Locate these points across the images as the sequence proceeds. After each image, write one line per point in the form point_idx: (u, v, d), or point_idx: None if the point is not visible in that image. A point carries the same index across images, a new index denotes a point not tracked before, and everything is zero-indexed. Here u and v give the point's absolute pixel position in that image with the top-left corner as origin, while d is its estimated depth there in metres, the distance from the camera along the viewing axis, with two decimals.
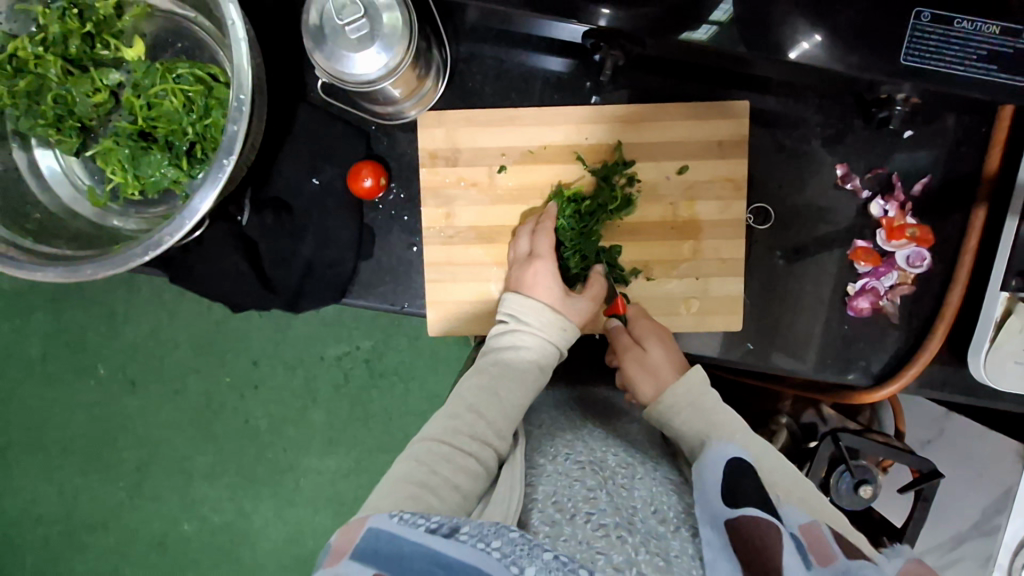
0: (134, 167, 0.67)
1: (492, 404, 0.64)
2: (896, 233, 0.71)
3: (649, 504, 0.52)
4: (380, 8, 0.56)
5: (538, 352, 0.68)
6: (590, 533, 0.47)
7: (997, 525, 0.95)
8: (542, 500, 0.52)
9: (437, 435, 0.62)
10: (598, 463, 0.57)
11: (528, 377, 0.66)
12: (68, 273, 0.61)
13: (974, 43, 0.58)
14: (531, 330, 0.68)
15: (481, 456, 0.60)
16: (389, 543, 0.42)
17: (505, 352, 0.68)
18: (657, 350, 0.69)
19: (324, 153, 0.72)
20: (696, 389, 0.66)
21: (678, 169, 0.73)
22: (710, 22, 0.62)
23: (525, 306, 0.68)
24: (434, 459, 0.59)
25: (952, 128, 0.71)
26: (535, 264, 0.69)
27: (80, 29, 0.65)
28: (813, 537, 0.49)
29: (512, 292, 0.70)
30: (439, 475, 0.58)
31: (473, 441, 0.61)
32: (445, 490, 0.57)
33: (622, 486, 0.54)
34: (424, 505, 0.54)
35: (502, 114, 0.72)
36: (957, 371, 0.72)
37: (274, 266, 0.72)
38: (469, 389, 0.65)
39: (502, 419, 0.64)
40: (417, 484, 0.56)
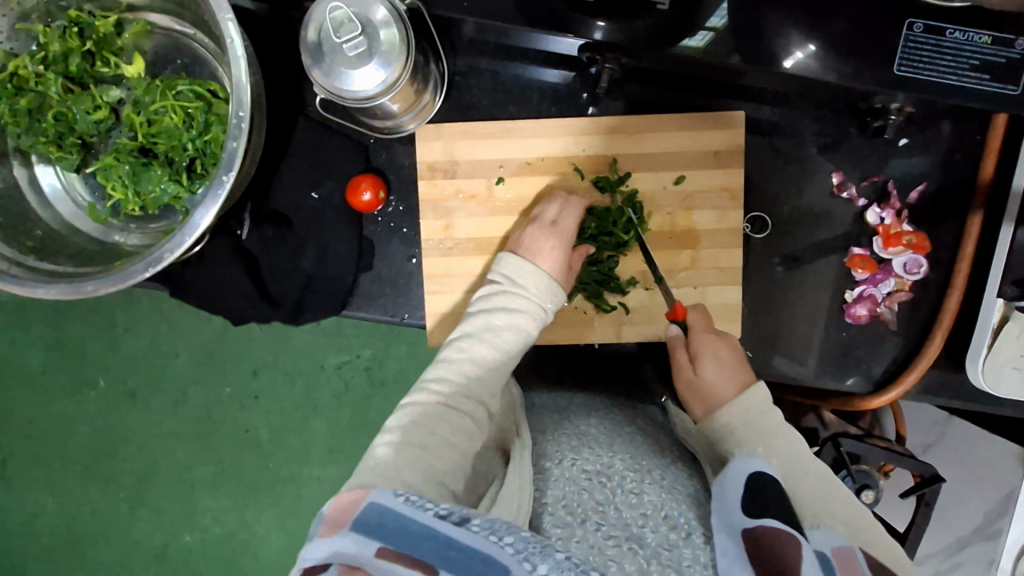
0: (134, 184, 0.67)
1: (487, 364, 0.64)
2: (893, 241, 0.71)
3: (659, 510, 0.52)
4: (377, 26, 0.56)
5: (531, 316, 0.67)
6: (602, 540, 0.49)
7: (1000, 529, 0.97)
8: (553, 505, 0.53)
9: (434, 395, 0.62)
10: (607, 470, 0.55)
11: (518, 342, 0.66)
12: (68, 291, 0.61)
13: (966, 53, 0.58)
14: (525, 293, 0.67)
15: (477, 417, 0.62)
16: (394, 521, 0.43)
17: (497, 311, 0.67)
18: (709, 368, 0.67)
19: (323, 167, 0.72)
20: (757, 410, 0.64)
21: (674, 179, 0.73)
22: (706, 29, 0.61)
23: (520, 269, 0.68)
24: (433, 420, 0.60)
25: (947, 135, 0.71)
26: (546, 229, 0.69)
27: (80, 48, 0.66)
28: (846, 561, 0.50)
29: (515, 257, 0.69)
30: (438, 436, 0.59)
31: (471, 402, 0.62)
32: (445, 450, 0.58)
33: (631, 492, 0.53)
34: (423, 466, 0.56)
35: (499, 126, 0.73)
36: (957, 377, 0.72)
37: (276, 280, 0.72)
38: (462, 353, 0.65)
39: (495, 379, 0.65)
40: (417, 447, 0.57)
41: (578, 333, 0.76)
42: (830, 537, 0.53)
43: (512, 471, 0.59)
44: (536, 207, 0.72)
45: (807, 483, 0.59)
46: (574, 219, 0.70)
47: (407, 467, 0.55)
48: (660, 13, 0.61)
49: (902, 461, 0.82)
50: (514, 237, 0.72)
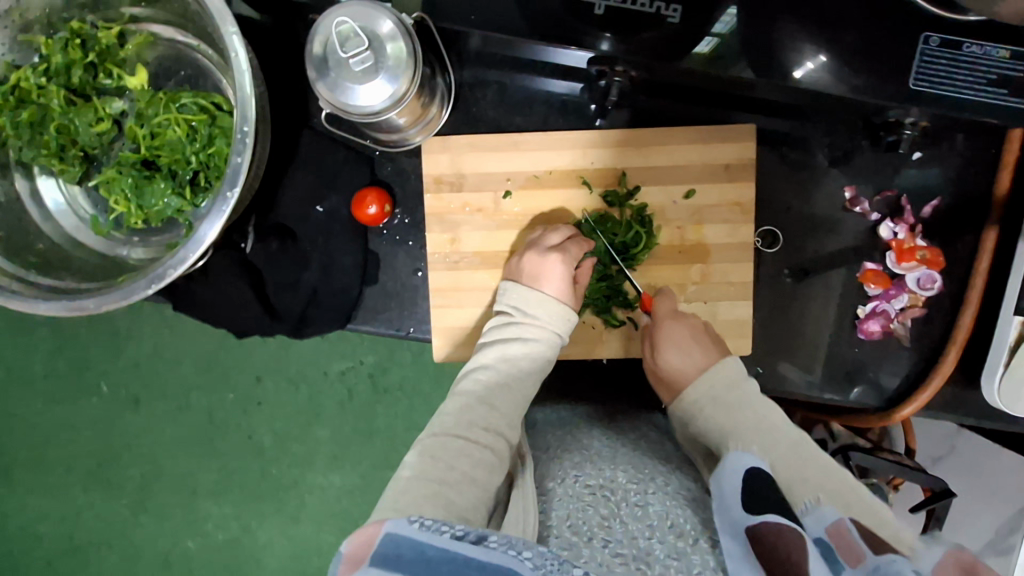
0: (137, 197, 0.67)
1: (501, 393, 0.65)
2: (906, 255, 0.71)
3: (665, 519, 0.50)
4: (383, 40, 0.55)
5: (546, 345, 0.68)
6: (609, 557, 0.47)
7: (1011, 544, 0.95)
8: (558, 527, 0.51)
9: (451, 430, 0.61)
10: (610, 484, 0.54)
11: (532, 370, 0.67)
12: (68, 307, 0.60)
13: (983, 67, 0.57)
14: (538, 322, 0.68)
15: (497, 448, 0.60)
16: (411, 550, 0.41)
17: (511, 344, 0.67)
18: (671, 355, 0.69)
19: (328, 180, 0.71)
20: (722, 384, 0.66)
21: (684, 193, 0.72)
22: (712, 35, 0.60)
23: (531, 299, 0.68)
24: (451, 454, 0.58)
25: (961, 148, 0.70)
26: (550, 256, 0.68)
27: (82, 60, 0.65)
28: (840, 537, 0.49)
29: (522, 286, 0.69)
30: (457, 470, 0.56)
31: (489, 433, 0.61)
32: (465, 484, 0.56)
33: (637, 504, 0.51)
34: (444, 501, 0.53)
35: (506, 139, 0.72)
36: (971, 394, 0.71)
37: (279, 293, 0.71)
38: (476, 384, 0.65)
39: (513, 409, 0.65)
40: (435, 482, 0.55)
41: (586, 349, 0.75)
42: (821, 519, 0.53)
43: (516, 494, 0.59)
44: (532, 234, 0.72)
45: (781, 449, 0.62)
46: (580, 248, 0.70)
47: (427, 502, 0.53)
48: (669, 26, 0.60)
49: (915, 476, 0.80)
50: (511, 264, 0.71)
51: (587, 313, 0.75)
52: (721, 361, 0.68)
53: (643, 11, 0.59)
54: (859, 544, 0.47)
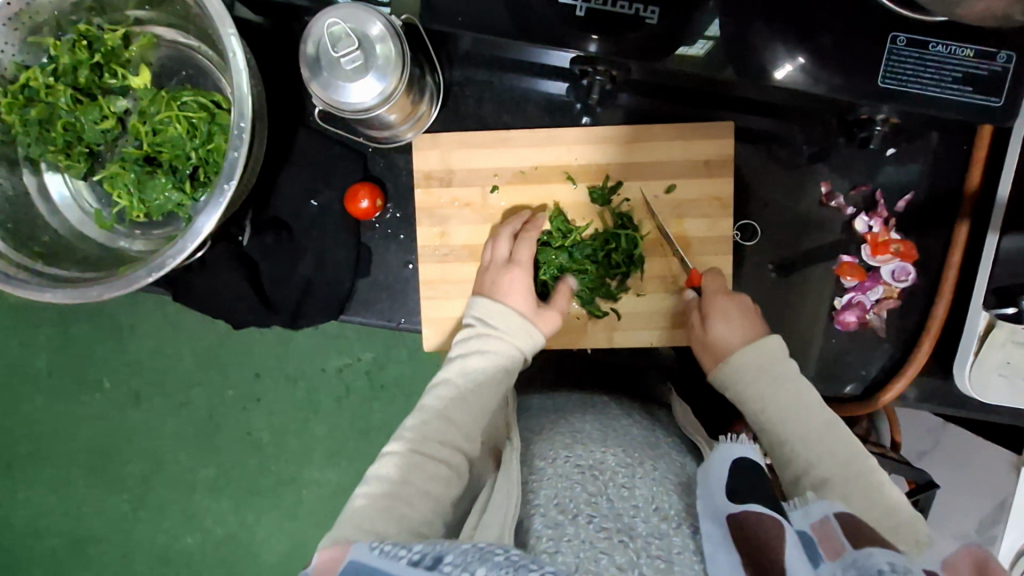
0: (139, 191, 0.70)
1: (458, 406, 0.66)
2: (881, 249, 0.73)
3: (650, 502, 0.53)
4: (373, 40, 0.58)
5: (505, 356, 0.69)
6: (594, 533, 0.48)
7: (994, 536, 0.95)
8: (545, 504, 0.53)
9: (410, 443, 0.64)
10: (600, 465, 0.56)
11: (490, 383, 0.68)
12: (74, 295, 0.63)
13: (948, 66, 0.60)
14: (499, 334, 0.70)
15: (452, 462, 0.63)
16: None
17: (471, 358, 0.69)
18: (719, 326, 0.69)
19: (323, 175, 0.74)
20: (768, 358, 0.68)
21: (666, 188, 0.75)
22: (705, 38, 0.63)
23: (494, 310, 0.71)
24: (406, 468, 0.62)
25: (934, 145, 0.73)
26: (512, 269, 0.71)
27: (89, 60, 0.68)
28: (825, 533, 0.48)
29: (486, 299, 0.71)
30: (412, 484, 0.61)
31: (445, 448, 0.64)
32: (419, 498, 0.60)
33: (623, 486, 0.54)
34: (396, 516, 0.58)
35: (494, 136, 0.75)
36: (945, 383, 0.73)
37: (275, 285, 0.74)
38: (436, 400, 0.67)
39: (472, 424, 0.66)
40: (389, 497, 0.60)
41: (571, 338, 0.78)
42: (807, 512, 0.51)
43: (502, 478, 0.62)
44: (485, 251, 0.74)
45: (815, 425, 0.64)
46: (529, 249, 0.72)
47: (382, 516, 0.58)
48: (649, 27, 0.62)
49: (894, 467, 0.82)
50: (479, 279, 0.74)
51: (573, 305, 0.77)
52: (762, 338, 0.69)
53: (624, 13, 0.62)
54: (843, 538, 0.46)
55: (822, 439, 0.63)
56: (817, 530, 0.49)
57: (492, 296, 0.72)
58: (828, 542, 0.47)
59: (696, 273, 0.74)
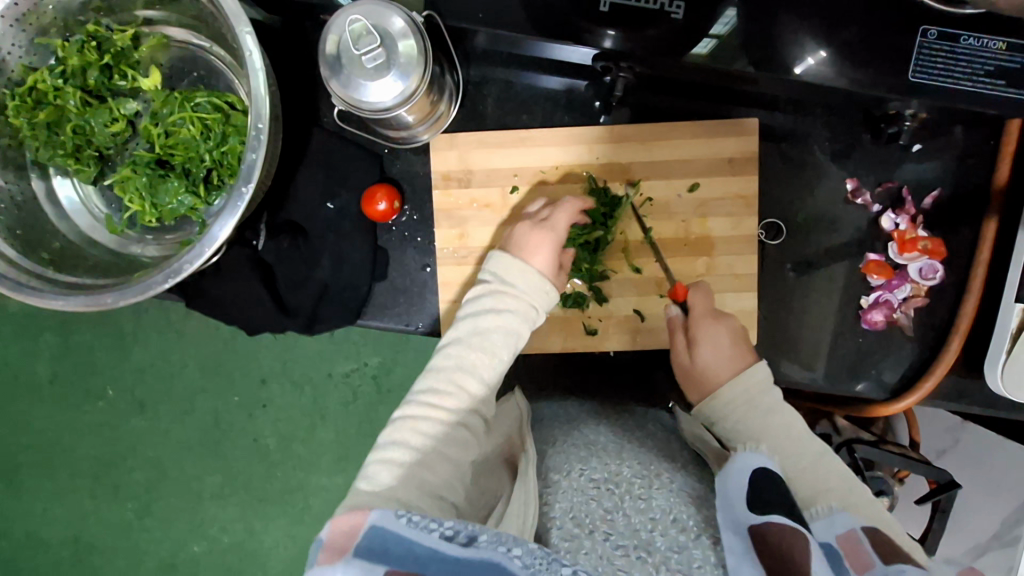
0: (151, 195, 0.68)
1: (471, 368, 0.66)
2: (908, 246, 0.72)
3: (668, 513, 0.50)
4: (395, 38, 0.56)
5: (517, 316, 0.68)
6: (611, 551, 0.47)
7: (1017, 536, 0.91)
8: (560, 517, 0.52)
9: (425, 405, 0.65)
10: (615, 477, 0.54)
11: (505, 344, 0.67)
12: (87, 303, 0.61)
13: (981, 59, 0.59)
14: (515, 293, 0.68)
15: (470, 426, 0.65)
16: (398, 544, 0.44)
17: (485, 315, 0.67)
18: (707, 353, 0.69)
19: (339, 178, 0.73)
20: (755, 387, 0.67)
21: (689, 186, 0.73)
22: (710, 36, 0.62)
23: (513, 269, 0.68)
24: (424, 432, 0.63)
25: (960, 140, 0.71)
26: (540, 232, 0.69)
27: (98, 61, 0.66)
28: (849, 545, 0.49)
29: (507, 256, 0.69)
30: (431, 448, 0.62)
31: (460, 409, 0.65)
32: (438, 462, 0.62)
33: (640, 497, 0.51)
34: (418, 480, 0.59)
35: (512, 135, 0.73)
36: (974, 382, 0.72)
37: (290, 289, 0.73)
38: (450, 359, 0.67)
39: (487, 384, 0.67)
40: (410, 461, 0.61)
41: (594, 340, 0.76)
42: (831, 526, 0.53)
43: (518, 489, 0.60)
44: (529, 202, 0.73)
45: (805, 461, 0.63)
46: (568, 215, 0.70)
47: (402, 482, 0.59)
48: (674, 22, 0.61)
49: (918, 468, 0.81)
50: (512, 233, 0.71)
51: (590, 307, 0.75)
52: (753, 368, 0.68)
53: (649, 8, 0.60)
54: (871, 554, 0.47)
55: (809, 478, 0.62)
56: (843, 543, 0.50)
57: (514, 254, 0.69)
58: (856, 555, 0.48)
59: (681, 286, 0.71)
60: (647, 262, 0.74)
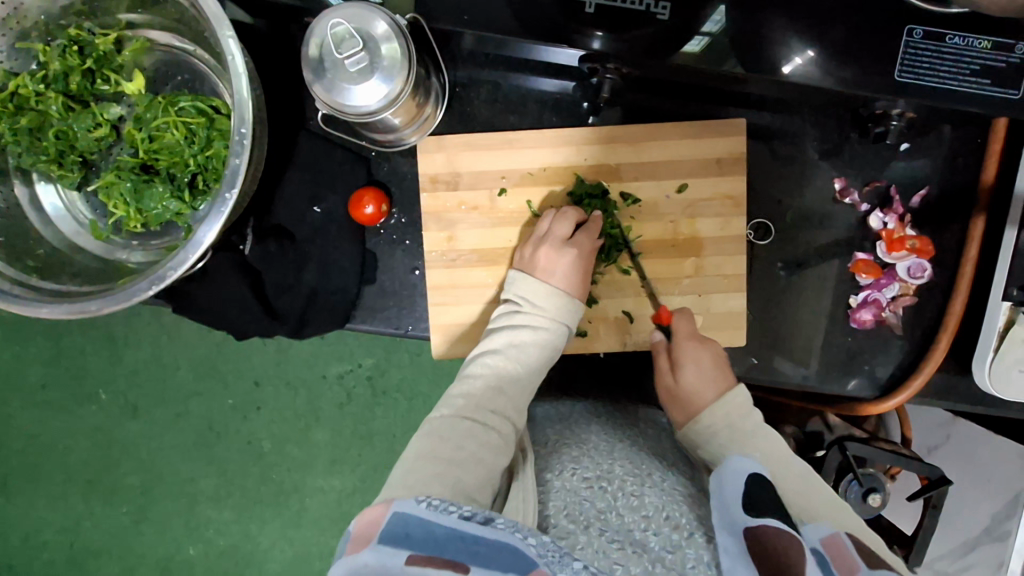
0: (136, 200, 0.67)
1: (509, 378, 0.67)
2: (897, 245, 0.71)
3: (661, 510, 0.51)
4: (379, 41, 0.56)
5: (553, 333, 0.70)
6: (607, 545, 0.48)
7: (1008, 530, 0.96)
8: (556, 515, 0.52)
9: (459, 411, 0.63)
10: (607, 476, 0.55)
11: (540, 359, 0.69)
12: (71, 311, 0.60)
13: (967, 58, 0.59)
14: (544, 312, 0.69)
15: (502, 431, 0.63)
16: (421, 528, 0.44)
17: (521, 332, 0.69)
18: (689, 371, 0.69)
19: (326, 182, 0.72)
20: (735, 413, 0.67)
21: (677, 187, 0.73)
22: (701, 34, 0.61)
23: (541, 292, 0.69)
24: (459, 434, 0.61)
25: (947, 139, 0.72)
26: (557, 249, 0.70)
27: (80, 66, 0.66)
28: (837, 551, 0.49)
29: (529, 277, 0.70)
30: (465, 449, 0.59)
31: (497, 416, 0.64)
32: (472, 464, 0.58)
33: (632, 494, 0.52)
34: (453, 479, 0.55)
35: (500, 138, 0.73)
36: (962, 380, 0.72)
37: (278, 294, 0.73)
38: (485, 368, 0.67)
39: (520, 394, 0.67)
40: (444, 462, 0.57)
41: (583, 343, 0.76)
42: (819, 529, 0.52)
43: (516, 486, 0.58)
44: (544, 221, 0.72)
45: (797, 486, 0.61)
46: (590, 237, 0.72)
47: (438, 480, 0.55)
48: (660, 23, 0.61)
49: (909, 464, 0.81)
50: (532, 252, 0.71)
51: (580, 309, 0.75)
52: (733, 390, 0.68)
53: (634, 9, 0.60)
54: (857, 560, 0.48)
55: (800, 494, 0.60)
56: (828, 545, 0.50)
57: (532, 276, 0.71)
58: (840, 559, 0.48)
59: (666, 310, 0.73)
60: (638, 261, 0.74)
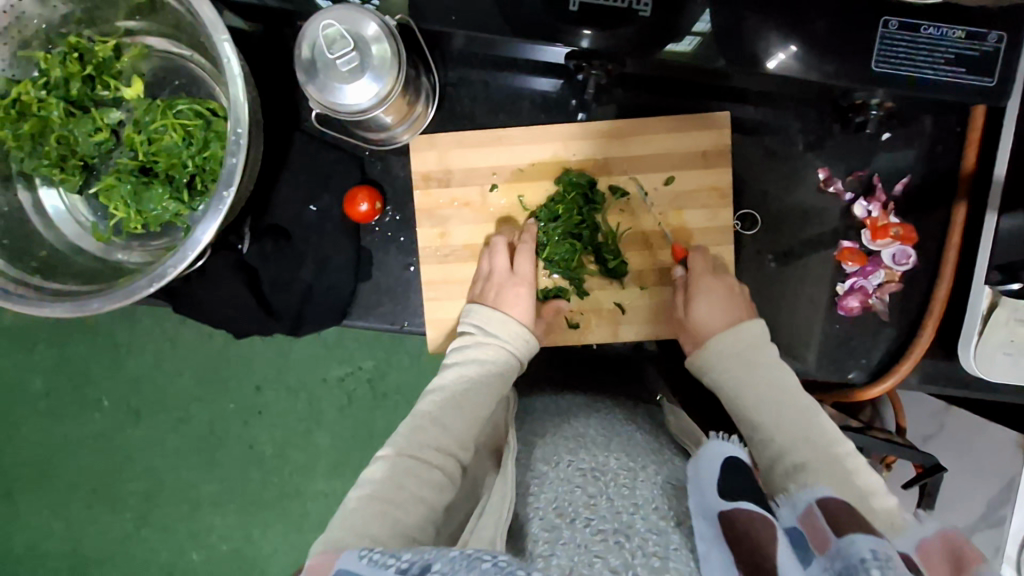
0: (135, 202, 0.69)
1: (450, 409, 0.65)
2: (880, 233, 0.73)
3: (650, 501, 0.51)
4: (368, 42, 0.58)
5: (503, 367, 0.70)
6: (589, 537, 0.46)
7: (1003, 517, 0.95)
8: (545, 508, 0.53)
9: (405, 450, 0.61)
10: (601, 467, 0.55)
11: (488, 392, 0.67)
12: (74, 308, 0.62)
13: (940, 48, 0.61)
14: (495, 344, 0.70)
15: (447, 468, 0.61)
16: None
17: (468, 367, 0.69)
18: (701, 306, 0.71)
19: (320, 181, 0.74)
20: (744, 343, 0.69)
21: (664, 179, 0.75)
22: (693, 34, 0.64)
23: (491, 318, 0.71)
24: (399, 476, 0.59)
25: (928, 129, 0.73)
26: (518, 287, 0.72)
27: (80, 72, 0.68)
28: (813, 526, 0.44)
29: (485, 307, 0.72)
30: (405, 489, 0.58)
31: (440, 453, 0.61)
32: (413, 504, 0.57)
33: (624, 485, 0.53)
34: (390, 520, 0.55)
35: (489, 135, 0.74)
36: (949, 365, 0.73)
37: (275, 292, 0.74)
38: (431, 403, 0.66)
39: (471, 426, 0.65)
40: (383, 501, 0.56)
41: (576, 334, 0.77)
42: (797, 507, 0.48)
43: (499, 482, 0.61)
44: (485, 258, 0.75)
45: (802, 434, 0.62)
46: (530, 264, 0.74)
47: (374, 522, 0.54)
48: (643, 19, 0.62)
49: (901, 452, 0.82)
50: (483, 288, 0.74)
51: (570, 301, 0.77)
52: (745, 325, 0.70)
53: (616, 6, 0.62)
54: (827, 529, 0.42)
55: (794, 433, 0.62)
56: (806, 526, 0.45)
57: (494, 307, 0.72)
58: (815, 532, 0.43)
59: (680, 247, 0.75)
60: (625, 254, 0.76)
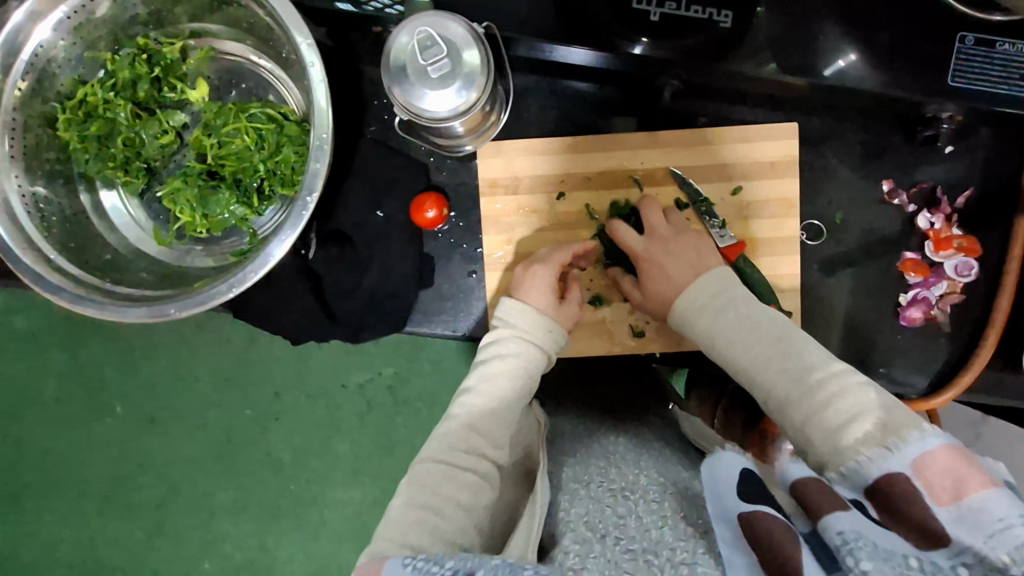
0: (202, 206, 0.68)
1: (485, 414, 0.65)
2: (943, 244, 0.74)
3: (679, 513, 0.51)
4: (460, 48, 0.57)
5: (524, 356, 0.68)
6: (619, 555, 0.46)
7: None
8: (573, 521, 0.52)
9: (436, 454, 0.63)
10: (630, 486, 0.55)
11: (512, 388, 0.66)
12: (151, 313, 0.60)
13: (1016, 64, 0.61)
14: (519, 337, 0.68)
15: (479, 470, 0.62)
16: None
17: (490, 364, 0.68)
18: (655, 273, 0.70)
19: (384, 188, 0.73)
20: (706, 292, 0.67)
21: (732, 189, 0.75)
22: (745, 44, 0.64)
23: (515, 311, 0.69)
24: (434, 479, 0.61)
25: (986, 141, 0.73)
26: (537, 268, 0.71)
27: (149, 74, 0.67)
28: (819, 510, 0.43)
29: (512, 300, 0.70)
30: (441, 495, 0.60)
31: (471, 457, 0.63)
32: (450, 508, 0.59)
33: (654, 501, 0.52)
34: (429, 528, 0.57)
35: (558, 142, 0.75)
36: (1014, 377, 0.74)
37: (338, 298, 0.73)
38: (460, 407, 0.66)
39: (501, 428, 0.65)
40: (422, 508, 0.59)
41: (638, 343, 0.77)
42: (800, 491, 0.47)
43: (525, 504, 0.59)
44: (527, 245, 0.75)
45: (782, 374, 0.60)
46: (564, 255, 0.72)
47: (414, 529, 0.57)
48: (720, 31, 0.62)
49: None
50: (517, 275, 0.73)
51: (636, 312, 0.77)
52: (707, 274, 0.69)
53: (695, 16, 0.61)
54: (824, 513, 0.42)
55: (772, 373, 0.61)
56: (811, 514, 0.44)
57: (521, 299, 0.70)
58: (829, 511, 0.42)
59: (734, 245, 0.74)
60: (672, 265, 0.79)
